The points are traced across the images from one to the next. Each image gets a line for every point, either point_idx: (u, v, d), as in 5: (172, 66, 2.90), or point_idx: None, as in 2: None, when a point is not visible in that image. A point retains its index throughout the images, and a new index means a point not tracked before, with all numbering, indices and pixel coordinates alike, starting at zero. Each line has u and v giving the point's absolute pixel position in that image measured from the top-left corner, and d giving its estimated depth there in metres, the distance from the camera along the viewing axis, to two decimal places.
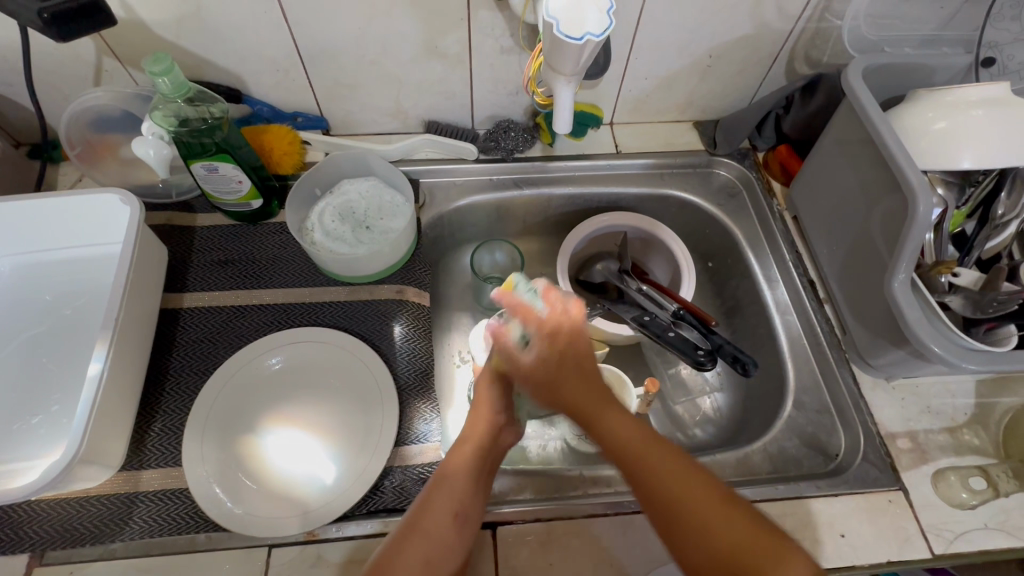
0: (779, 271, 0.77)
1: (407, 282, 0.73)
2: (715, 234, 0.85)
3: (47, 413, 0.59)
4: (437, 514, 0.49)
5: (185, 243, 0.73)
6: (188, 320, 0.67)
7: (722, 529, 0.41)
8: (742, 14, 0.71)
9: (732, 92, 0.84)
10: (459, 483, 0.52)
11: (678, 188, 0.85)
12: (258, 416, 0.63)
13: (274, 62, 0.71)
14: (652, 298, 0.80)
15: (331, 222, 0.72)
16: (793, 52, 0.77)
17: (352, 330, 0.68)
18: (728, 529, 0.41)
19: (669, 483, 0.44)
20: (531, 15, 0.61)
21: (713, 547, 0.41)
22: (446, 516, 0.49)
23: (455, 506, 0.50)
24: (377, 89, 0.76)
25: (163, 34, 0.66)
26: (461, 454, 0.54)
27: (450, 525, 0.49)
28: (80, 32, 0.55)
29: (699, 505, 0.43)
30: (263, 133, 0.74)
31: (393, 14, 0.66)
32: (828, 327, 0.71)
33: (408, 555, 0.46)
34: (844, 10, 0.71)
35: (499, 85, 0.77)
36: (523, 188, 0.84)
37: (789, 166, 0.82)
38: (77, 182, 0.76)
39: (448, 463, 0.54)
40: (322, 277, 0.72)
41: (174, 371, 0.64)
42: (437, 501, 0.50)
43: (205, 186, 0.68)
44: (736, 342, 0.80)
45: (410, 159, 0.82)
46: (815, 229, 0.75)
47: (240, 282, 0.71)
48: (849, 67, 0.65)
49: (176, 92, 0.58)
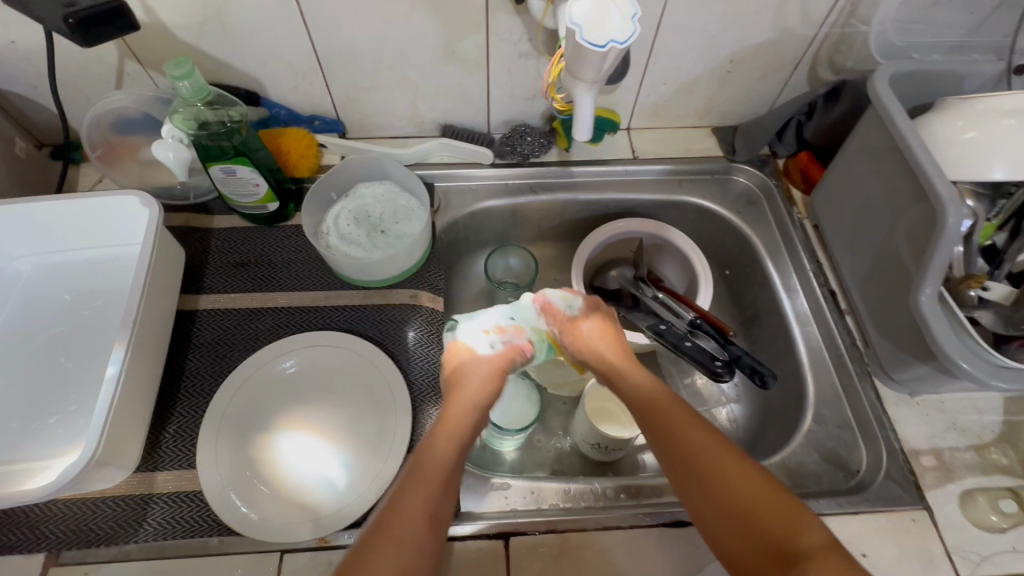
0: (799, 281, 0.76)
1: (421, 286, 0.72)
2: (732, 242, 0.84)
3: (65, 413, 0.60)
4: (410, 516, 0.45)
5: (202, 245, 0.73)
6: (204, 322, 0.68)
7: (736, 489, 0.45)
8: (765, 19, 0.70)
9: (752, 98, 0.82)
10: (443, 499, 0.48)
11: (696, 195, 0.84)
12: (272, 421, 0.63)
13: (293, 66, 0.71)
14: (669, 307, 0.79)
15: (346, 226, 0.73)
16: (816, 58, 0.76)
17: (365, 335, 0.68)
18: (744, 491, 0.45)
19: (690, 442, 0.49)
20: (551, 20, 0.61)
21: (731, 510, 0.45)
22: (419, 519, 0.45)
23: (427, 507, 0.46)
24: (393, 93, 0.76)
25: (185, 38, 0.66)
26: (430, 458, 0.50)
27: (427, 534, 0.45)
28: (100, 38, 0.55)
29: (723, 472, 0.46)
30: (281, 136, 0.75)
31: (412, 18, 0.66)
32: (849, 339, 0.69)
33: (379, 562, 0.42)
34: (870, 15, 0.69)
35: (516, 90, 0.77)
36: (538, 193, 0.83)
37: (810, 172, 0.80)
38: (96, 183, 0.76)
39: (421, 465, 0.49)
40: (336, 281, 0.72)
41: (190, 373, 0.64)
42: (406, 505, 0.46)
43: (223, 189, 0.69)
44: (754, 352, 0.79)
45: (425, 163, 0.82)
46: (837, 238, 0.74)
47: (255, 285, 0.71)
48: (876, 74, 0.64)
49: (196, 95, 0.58)
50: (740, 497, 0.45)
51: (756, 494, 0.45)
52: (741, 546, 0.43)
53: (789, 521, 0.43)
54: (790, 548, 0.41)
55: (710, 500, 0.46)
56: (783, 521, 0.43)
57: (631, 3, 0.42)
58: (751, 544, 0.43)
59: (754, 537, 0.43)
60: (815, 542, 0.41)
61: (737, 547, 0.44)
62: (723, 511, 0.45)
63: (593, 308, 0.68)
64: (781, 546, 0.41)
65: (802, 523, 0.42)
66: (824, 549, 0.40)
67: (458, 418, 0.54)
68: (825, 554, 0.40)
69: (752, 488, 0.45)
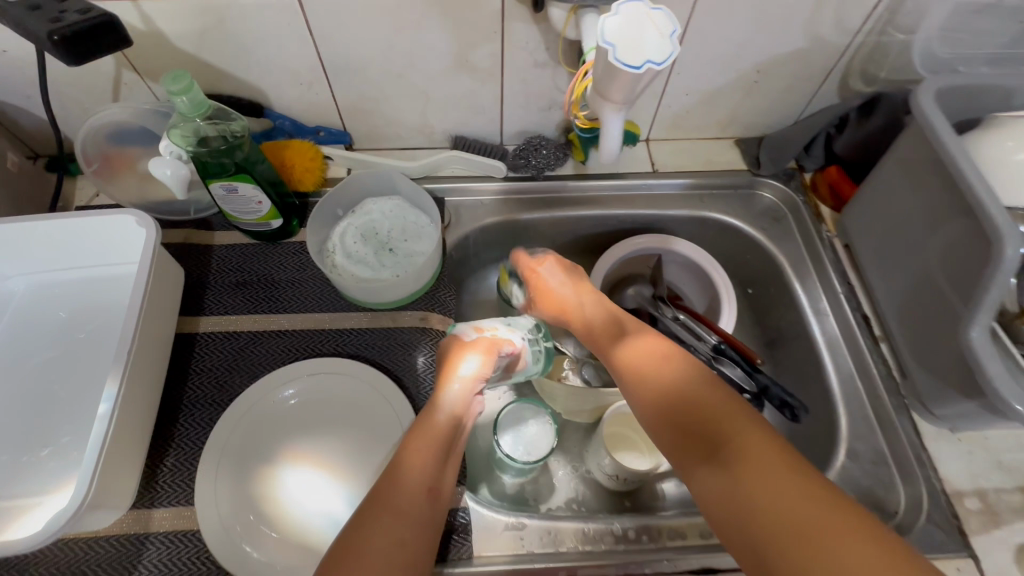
0: (828, 304, 0.72)
1: (431, 308, 0.69)
2: (756, 260, 0.80)
3: (58, 445, 0.57)
4: (410, 489, 0.49)
5: (202, 264, 0.70)
6: (204, 347, 0.65)
7: (680, 391, 0.51)
8: (796, 26, 0.66)
9: (779, 109, 0.78)
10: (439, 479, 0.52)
11: (718, 210, 0.80)
12: (273, 454, 0.60)
13: (297, 75, 0.67)
14: (690, 329, 0.75)
15: (354, 244, 0.70)
16: (849, 68, 0.72)
17: (373, 360, 0.65)
18: (689, 392, 0.50)
19: (645, 362, 0.55)
20: (572, 30, 0.56)
21: (677, 409, 0.50)
22: (417, 490, 0.50)
23: (425, 480, 0.50)
24: (402, 104, 0.73)
25: (183, 46, 0.63)
26: (429, 434, 0.54)
27: (425, 502, 0.49)
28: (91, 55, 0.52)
29: (667, 376, 0.53)
30: (285, 148, 0.71)
31: (423, 26, 0.62)
32: (885, 369, 0.66)
33: (379, 529, 0.46)
34: (910, 23, 0.65)
35: (531, 101, 0.73)
36: (553, 208, 0.79)
37: (840, 188, 0.76)
38: (93, 198, 0.73)
39: (416, 440, 0.53)
40: (342, 301, 0.68)
41: (188, 401, 0.61)
42: (406, 476, 0.50)
43: (225, 207, 0.65)
44: (779, 377, 0.75)
45: (435, 176, 0.79)
46: (870, 260, 0.70)
47: (258, 307, 0.67)
48: (922, 89, 0.60)
49: (195, 111, 0.55)
50: (684, 398, 0.50)
51: (700, 394, 0.50)
52: (682, 441, 0.49)
53: (724, 413, 0.48)
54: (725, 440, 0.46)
55: (656, 405, 0.52)
56: (718, 413, 0.48)
57: (668, 23, 0.38)
58: (692, 437, 0.48)
59: (692, 429, 0.49)
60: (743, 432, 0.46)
61: (679, 441, 0.49)
62: (668, 412, 0.51)
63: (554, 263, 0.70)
64: (718, 437, 0.47)
65: (734, 413, 0.48)
66: (754, 436, 0.46)
67: (452, 397, 0.57)
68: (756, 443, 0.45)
69: (697, 394, 0.50)
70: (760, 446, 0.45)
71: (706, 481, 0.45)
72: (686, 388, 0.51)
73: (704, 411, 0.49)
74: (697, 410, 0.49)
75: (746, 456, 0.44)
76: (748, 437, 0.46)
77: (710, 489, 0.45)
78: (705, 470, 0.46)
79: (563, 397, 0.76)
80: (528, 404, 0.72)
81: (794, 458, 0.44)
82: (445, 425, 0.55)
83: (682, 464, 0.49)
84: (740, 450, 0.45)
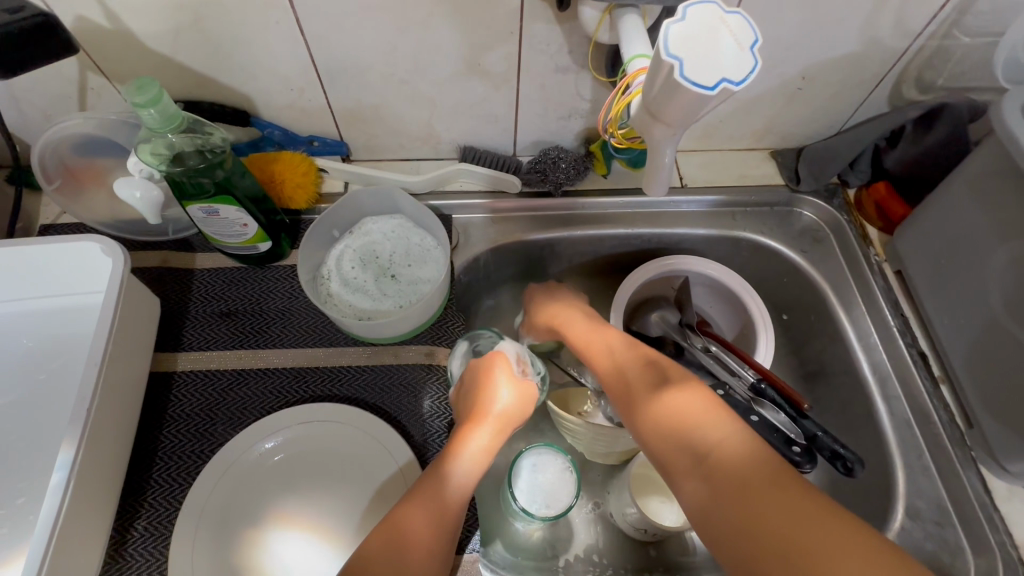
0: (880, 337, 0.65)
1: (437, 342, 0.61)
2: (795, 284, 0.72)
3: (12, 508, 0.49)
4: (419, 532, 0.44)
5: (181, 290, 0.62)
6: (182, 388, 0.57)
7: (665, 402, 0.48)
8: (852, 28, 0.58)
9: (821, 118, 0.71)
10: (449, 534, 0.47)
11: (753, 230, 0.73)
12: (259, 515, 0.53)
13: (288, 80, 0.60)
14: (723, 364, 0.66)
15: (350, 270, 0.62)
16: (903, 74, 0.64)
17: (373, 404, 0.58)
18: (673, 403, 0.47)
19: (636, 379, 0.53)
20: (605, 33, 0.49)
21: (663, 419, 0.47)
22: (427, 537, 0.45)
23: (436, 527, 0.46)
24: (406, 111, 0.65)
25: (156, 47, 0.55)
26: (442, 484, 0.48)
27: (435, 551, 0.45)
28: (26, 62, 0.43)
29: (660, 385, 0.50)
30: (274, 161, 0.64)
31: (431, 26, 0.54)
32: (947, 416, 0.59)
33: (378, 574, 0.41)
34: (979, 26, 0.58)
35: (549, 109, 0.66)
36: (573, 227, 0.72)
37: (889, 207, 0.68)
38: (59, 216, 0.65)
39: (438, 492, 0.47)
40: (339, 334, 0.61)
41: (164, 453, 0.54)
42: (413, 520, 0.45)
43: (205, 229, 0.58)
44: (821, 416, 0.69)
45: (441, 191, 0.71)
46: (927, 289, 0.63)
47: (243, 341, 0.60)
48: (1005, 104, 0.52)
49: (165, 124, 0.47)
50: (671, 408, 0.47)
51: (688, 407, 0.46)
52: (666, 451, 0.46)
53: (701, 419, 0.45)
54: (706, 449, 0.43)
55: (649, 419, 0.49)
56: (689, 419, 0.45)
57: (746, 33, 0.33)
58: (667, 443, 0.46)
59: (675, 438, 0.45)
60: (726, 441, 0.43)
61: (657, 450, 0.47)
62: (658, 424, 0.48)
63: (567, 301, 0.68)
64: (698, 446, 0.43)
65: (707, 416, 0.45)
66: (743, 447, 0.42)
67: (481, 438, 0.52)
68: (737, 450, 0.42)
69: (681, 403, 0.47)
70: (750, 460, 0.41)
71: (697, 501, 0.42)
72: (677, 400, 0.48)
73: (691, 418, 0.45)
74: (683, 419, 0.46)
75: (733, 467, 0.41)
76: (728, 446, 0.42)
77: (702, 506, 0.41)
78: (695, 486, 0.42)
79: (586, 439, 0.67)
80: (545, 448, 0.64)
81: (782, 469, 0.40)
82: (466, 476, 0.49)
83: (670, 479, 0.45)
84: (729, 460, 0.42)
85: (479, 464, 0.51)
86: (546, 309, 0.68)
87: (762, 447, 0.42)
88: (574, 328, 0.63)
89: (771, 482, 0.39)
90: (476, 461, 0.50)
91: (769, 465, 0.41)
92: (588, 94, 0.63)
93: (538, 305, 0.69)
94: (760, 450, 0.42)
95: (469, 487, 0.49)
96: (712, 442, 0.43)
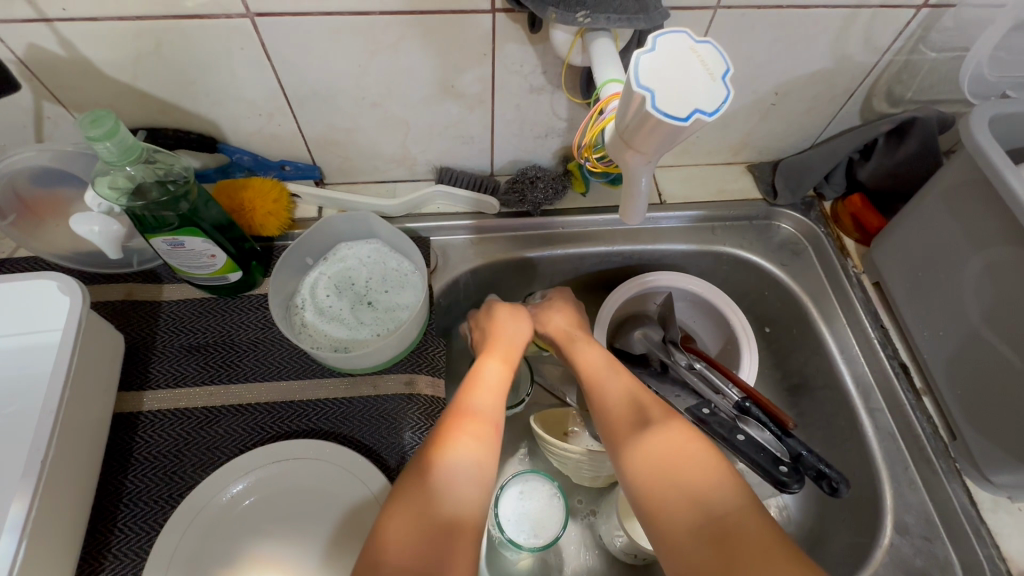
0: (860, 350, 0.65)
1: (418, 370, 0.60)
2: (776, 298, 0.72)
3: None
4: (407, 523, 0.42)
5: (147, 324, 0.60)
6: (149, 429, 0.55)
7: (664, 447, 0.47)
8: (822, 44, 0.58)
9: (796, 131, 0.71)
10: (454, 540, 0.42)
11: (732, 245, 0.73)
12: (230, 561, 0.50)
13: (255, 106, 0.58)
14: (706, 380, 0.65)
15: (326, 298, 0.61)
16: (873, 89, 0.65)
17: (353, 438, 0.56)
18: (673, 449, 0.46)
19: (633, 416, 0.51)
20: (578, 56, 0.49)
21: (659, 467, 0.46)
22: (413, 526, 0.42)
23: (423, 514, 0.42)
24: (379, 134, 0.63)
25: (115, 74, 0.53)
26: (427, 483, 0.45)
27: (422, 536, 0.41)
28: None
29: (660, 430, 0.48)
30: (243, 189, 0.62)
31: (400, 49, 0.53)
32: (930, 428, 0.59)
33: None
34: (943, 40, 0.59)
35: (525, 129, 0.65)
36: (552, 247, 0.71)
37: (864, 219, 0.69)
38: (15, 249, 0.62)
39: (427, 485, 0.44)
40: (316, 366, 0.59)
41: (129, 499, 0.51)
42: (401, 515, 0.42)
43: (170, 261, 0.55)
44: (805, 429, 0.68)
45: (418, 214, 0.70)
46: (906, 303, 0.63)
47: (214, 376, 0.58)
48: (975, 118, 0.53)
49: (123, 157, 0.45)
50: (670, 455, 0.46)
51: (690, 460, 0.45)
52: (661, 504, 0.44)
53: (703, 478, 0.43)
54: (707, 511, 0.42)
55: (642, 464, 0.47)
56: (693, 474, 0.44)
57: (720, 62, 0.33)
58: (665, 496, 0.44)
59: (675, 492, 0.44)
60: (738, 508, 0.41)
61: (650, 498, 0.45)
62: (652, 470, 0.46)
63: (566, 310, 0.66)
64: (701, 506, 0.42)
65: (710, 475, 0.44)
66: (751, 512, 0.41)
67: (470, 422, 0.50)
68: (740, 517, 0.41)
69: (683, 450, 0.46)
70: (754, 525, 0.40)
71: (693, 559, 0.40)
72: (676, 447, 0.46)
73: (694, 477, 0.44)
74: (682, 473, 0.44)
75: (736, 533, 0.40)
76: (733, 512, 0.41)
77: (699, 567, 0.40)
78: (692, 543, 0.41)
79: (574, 466, 0.65)
80: (532, 475, 0.63)
81: (788, 545, 0.39)
82: (458, 460, 0.46)
83: (663, 532, 0.43)
84: (732, 525, 0.40)
85: (477, 455, 0.47)
86: (553, 316, 0.65)
87: (764, 514, 0.41)
88: (573, 350, 0.62)
89: (774, 553, 0.38)
90: (472, 450, 0.48)
91: (773, 535, 0.39)
92: (564, 113, 0.63)
93: (547, 304, 0.67)
94: (763, 518, 0.40)
95: (465, 474, 0.46)
96: (715, 503, 0.42)
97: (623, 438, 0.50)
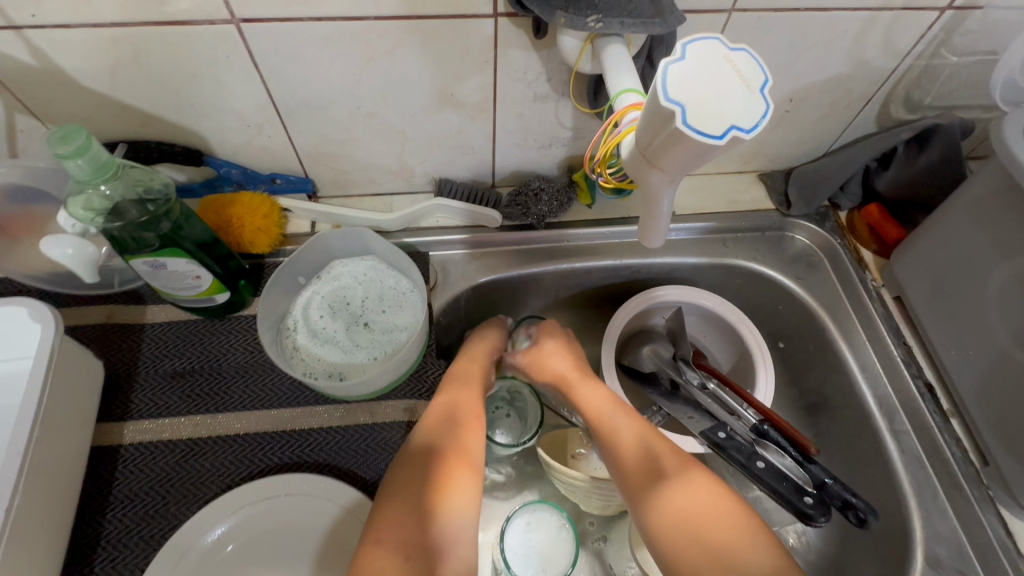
0: (883, 368, 0.62)
1: (418, 396, 0.56)
2: (790, 312, 0.69)
3: None
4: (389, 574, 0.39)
5: (128, 350, 0.56)
6: (129, 464, 0.51)
7: (688, 497, 0.45)
8: (841, 48, 0.56)
9: (810, 139, 0.68)
10: None
11: (746, 257, 0.70)
12: None
13: (243, 117, 0.55)
14: (720, 401, 0.61)
15: (319, 319, 0.57)
16: (891, 94, 0.62)
17: (349, 470, 0.53)
18: (699, 501, 0.44)
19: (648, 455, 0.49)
20: (587, 63, 0.46)
21: (684, 518, 0.44)
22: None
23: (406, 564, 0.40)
24: (374, 145, 0.60)
25: (91, 85, 0.49)
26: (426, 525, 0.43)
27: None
28: None
29: (683, 479, 0.46)
30: (230, 204, 0.58)
31: (397, 57, 0.50)
32: (960, 453, 0.56)
33: None
34: (967, 44, 0.56)
35: (529, 139, 0.62)
36: (557, 261, 0.68)
37: (882, 230, 0.66)
38: None
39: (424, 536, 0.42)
40: (308, 392, 0.55)
41: (107, 542, 0.48)
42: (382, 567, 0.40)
43: (153, 283, 0.52)
44: (824, 450, 0.65)
45: (416, 228, 0.66)
46: (930, 320, 0.60)
47: (199, 405, 0.54)
48: (1005, 126, 0.50)
49: (97, 174, 0.42)
50: (697, 508, 0.44)
51: (721, 515, 0.43)
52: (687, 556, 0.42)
53: (735, 537, 0.42)
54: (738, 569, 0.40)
55: (662, 512, 0.45)
56: (725, 531, 0.42)
57: (757, 72, 0.30)
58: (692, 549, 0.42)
59: (704, 547, 0.42)
60: (774, 568, 0.40)
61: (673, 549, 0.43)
62: (676, 521, 0.44)
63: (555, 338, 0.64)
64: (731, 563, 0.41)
65: (742, 533, 0.42)
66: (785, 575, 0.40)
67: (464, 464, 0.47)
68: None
69: (711, 503, 0.44)
70: None
71: None
72: (703, 500, 0.44)
73: (726, 535, 0.42)
74: (712, 529, 0.42)
75: None
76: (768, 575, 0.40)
77: None
78: None
79: (581, 493, 0.61)
80: (538, 503, 0.59)
81: None
82: (450, 510, 0.44)
83: None
84: None
85: (468, 504, 0.45)
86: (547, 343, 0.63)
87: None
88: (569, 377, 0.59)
89: None
90: (467, 499, 0.45)
91: None
92: (569, 122, 0.60)
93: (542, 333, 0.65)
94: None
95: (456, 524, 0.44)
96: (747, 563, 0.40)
97: (637, 478, 0.48)
